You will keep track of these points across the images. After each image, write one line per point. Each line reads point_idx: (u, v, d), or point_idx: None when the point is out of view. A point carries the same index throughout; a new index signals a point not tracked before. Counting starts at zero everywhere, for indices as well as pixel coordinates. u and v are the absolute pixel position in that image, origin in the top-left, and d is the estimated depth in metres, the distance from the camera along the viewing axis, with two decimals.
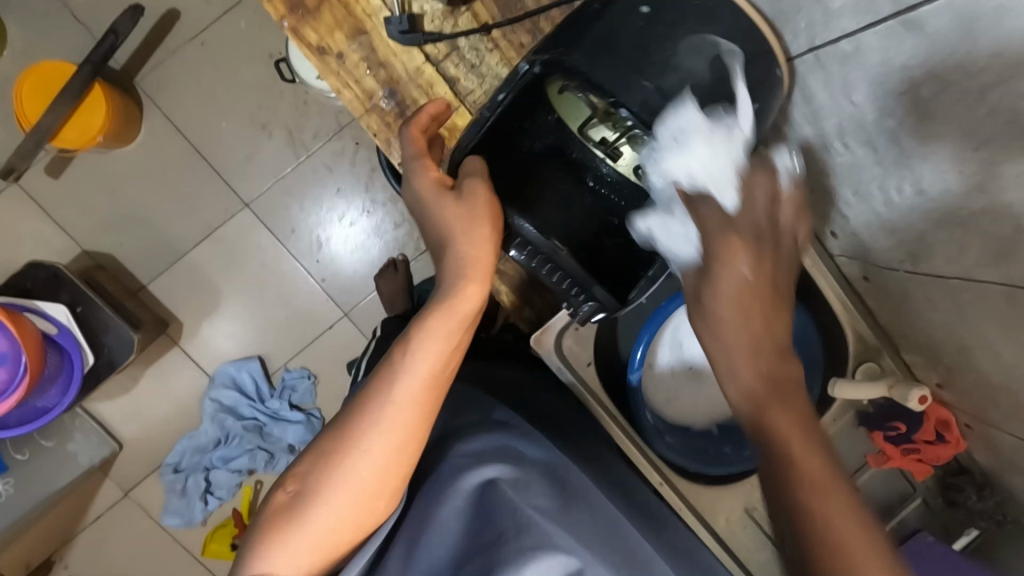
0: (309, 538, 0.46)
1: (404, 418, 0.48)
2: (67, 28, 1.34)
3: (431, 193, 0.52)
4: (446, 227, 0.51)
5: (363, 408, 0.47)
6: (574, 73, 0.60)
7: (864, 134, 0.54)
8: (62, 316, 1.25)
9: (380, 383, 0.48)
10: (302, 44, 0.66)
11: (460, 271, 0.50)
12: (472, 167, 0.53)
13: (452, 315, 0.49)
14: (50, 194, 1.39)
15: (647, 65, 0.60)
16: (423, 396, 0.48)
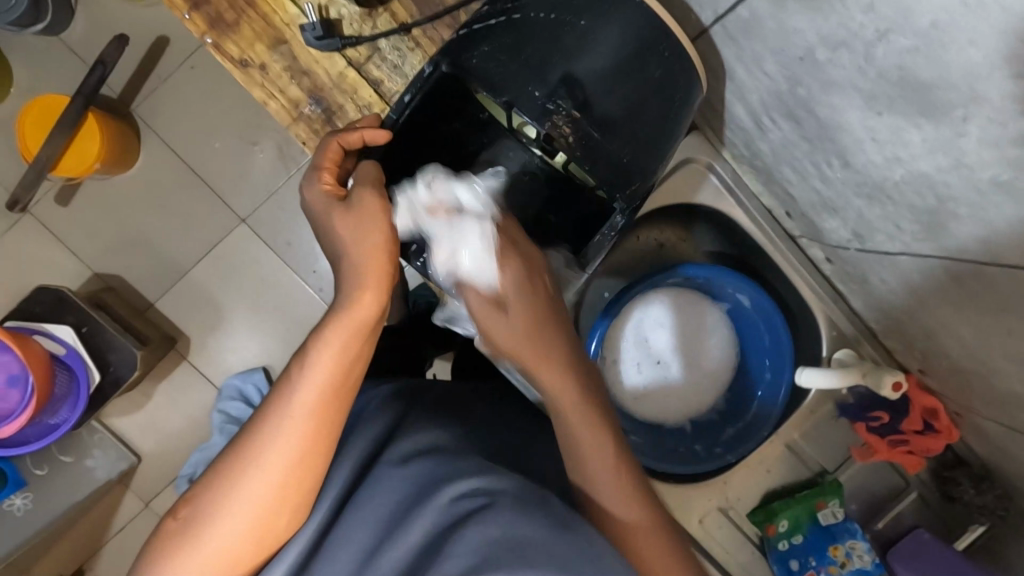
0: (201, 561, 0.43)
1: (302, 431, 0.45)
2: (65, 62, 1.41)
3: (324, 205, 0.52)
4: (339, 236, 0.51)
5: (258, 422, 0.45)
6: (482, 79, 0.54)
7: (783, 107, 0.51)
8: (67, 335, 1.30)
9: (277, 396, 0.46)
10: (224, 59, 0.66)
11: (357, 279, 0.49)
12: (367, 171, 0.52)
13: (349, 322, 0.48)
14: (60, 221, 1.46)
15: (551, 65, 0.54)
16: (324, 407, 0.46)
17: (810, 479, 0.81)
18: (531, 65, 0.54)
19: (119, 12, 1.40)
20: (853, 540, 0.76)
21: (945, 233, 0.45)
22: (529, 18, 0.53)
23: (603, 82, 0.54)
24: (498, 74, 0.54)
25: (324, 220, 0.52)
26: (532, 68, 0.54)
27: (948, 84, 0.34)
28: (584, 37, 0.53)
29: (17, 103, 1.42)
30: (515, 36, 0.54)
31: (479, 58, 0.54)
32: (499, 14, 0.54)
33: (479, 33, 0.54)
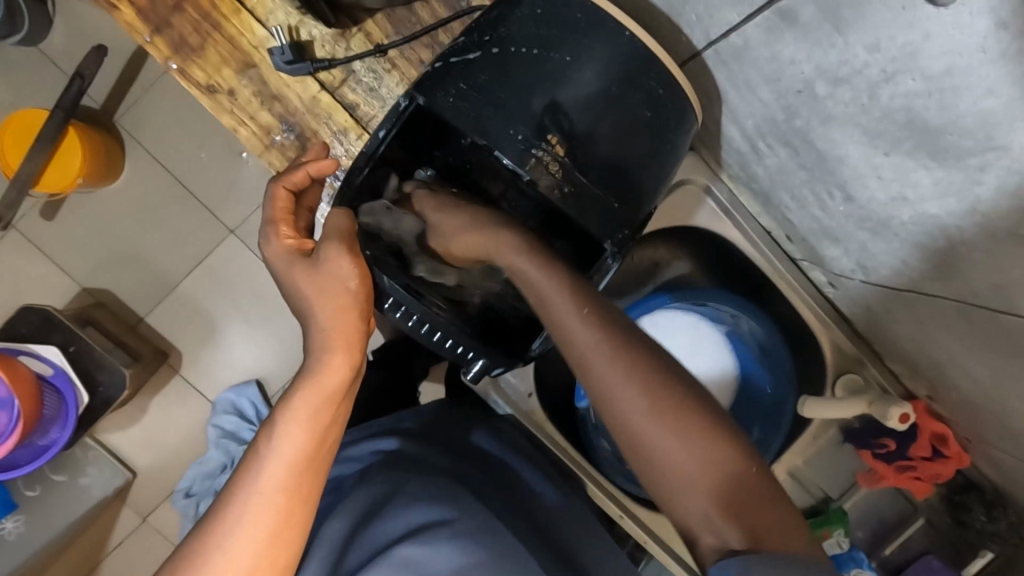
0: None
1: (270, 515, 0.41)
2: (44, 73, 1.37)
3: (284, 265, 0.49)
4: (301, 299, 0.48)
5: (222, 507, 0.42)
6: (459, 117, 0.50)
7: (780, 134, 0.48)
8: (56, 357, 1.27)
9: (242, 476, 0.42)
10: (191, 86, 0.63)
11: (324, 343, 0.46)
12: (339, 222, 0.49)
13: (317, 393, 0.45)
14: (46, 237, 1.43)
15: (535, 96, 0.50)
16: (296, 485, 0.43)
17: (812, 507, 0.78)
18: (510, 102, 0.50)
19: (99, 20, 1.36)
20: (859, 570, 0.73)
21: (955, 275, 0.42)
22: (509, 49, 0.50)
23: (588, 112, 0.50)
24: (475, 112, 0.49)
25: (290, 278, 0.48)
26: (513, 104, 0.50)
27: (960, 131, 0.31)
28: (568, 71, 0.50)
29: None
30: (495, 70, 0.50)
31: (455, 96, 0.50)
32: (478, 48, 0.50)
33: (454, 68, 0.50)
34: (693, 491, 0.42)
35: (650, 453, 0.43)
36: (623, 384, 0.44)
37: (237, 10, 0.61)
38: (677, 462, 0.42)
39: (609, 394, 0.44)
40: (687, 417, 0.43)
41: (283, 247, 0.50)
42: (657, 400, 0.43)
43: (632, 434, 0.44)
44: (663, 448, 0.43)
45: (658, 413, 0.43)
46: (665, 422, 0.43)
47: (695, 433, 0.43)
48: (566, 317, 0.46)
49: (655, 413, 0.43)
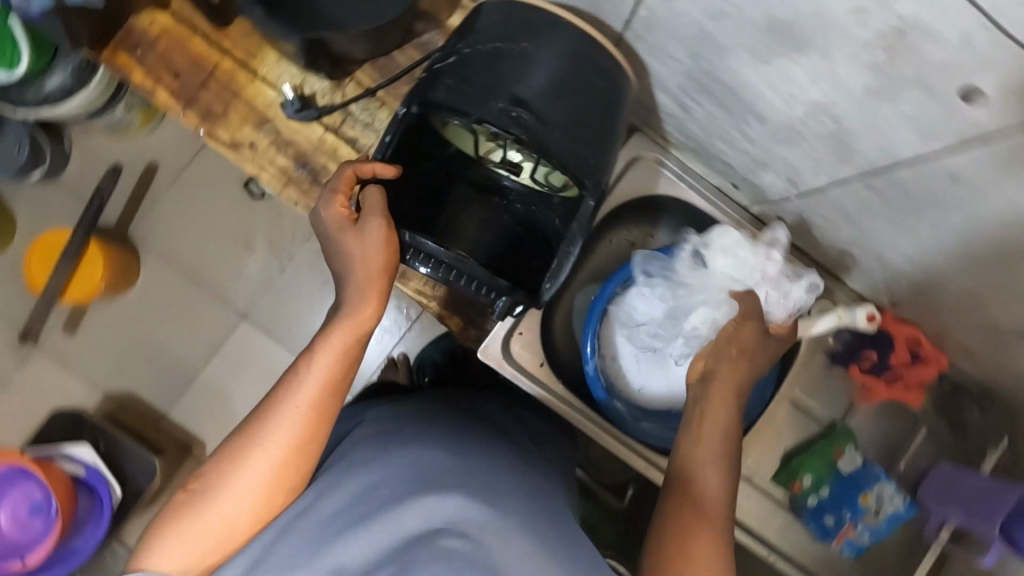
0: (204, 519, 0.55)
1: (298, 420, 0.57)
2: (63, 200, 1.53)
3: (328, 221, 0.61)
4: (347, 253, 0.61)
5: (266, 413, 0.58)
6: (447, 105, 0.60)
7: (696, 84, 0.60)
8: (88, 456, 1.29)
9: (284, 391, 0.58)
10: (218, 144, 0.76)
11: (359, 293, 0.61)
12: (377, 199, 0.61)
13: (350, 328, 0.60)
14: (65, 348, 1.52)
15: (507, 80, 0.60)
16: (319, 402, 0.58)
17: (821, 432, 0.83)
18: (491, 86, 0.60)
19: (109, 147, 1.54)
20: (880, 485, 0.78)
21: (851, 152, 0.53)
22: (478, 51, 0.62)
23: (556, 84, 0.61)
24: (460, 99, 0.60)
25: (327, 234, 0.62)
26: (490, 87, 0.60)
27: (805, 18, 0.43)
28: (522, 66, 0.61)
29: (20, 245, 1.53)
30: (470, 68, 0.61)
31: (443, 92, 0.61)
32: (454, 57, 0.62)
33: (439, 73, 0.62)
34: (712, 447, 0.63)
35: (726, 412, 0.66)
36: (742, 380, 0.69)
37: (252, 80, 0.75)
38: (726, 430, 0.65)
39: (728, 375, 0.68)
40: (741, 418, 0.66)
41: (334, 206, 0.61)
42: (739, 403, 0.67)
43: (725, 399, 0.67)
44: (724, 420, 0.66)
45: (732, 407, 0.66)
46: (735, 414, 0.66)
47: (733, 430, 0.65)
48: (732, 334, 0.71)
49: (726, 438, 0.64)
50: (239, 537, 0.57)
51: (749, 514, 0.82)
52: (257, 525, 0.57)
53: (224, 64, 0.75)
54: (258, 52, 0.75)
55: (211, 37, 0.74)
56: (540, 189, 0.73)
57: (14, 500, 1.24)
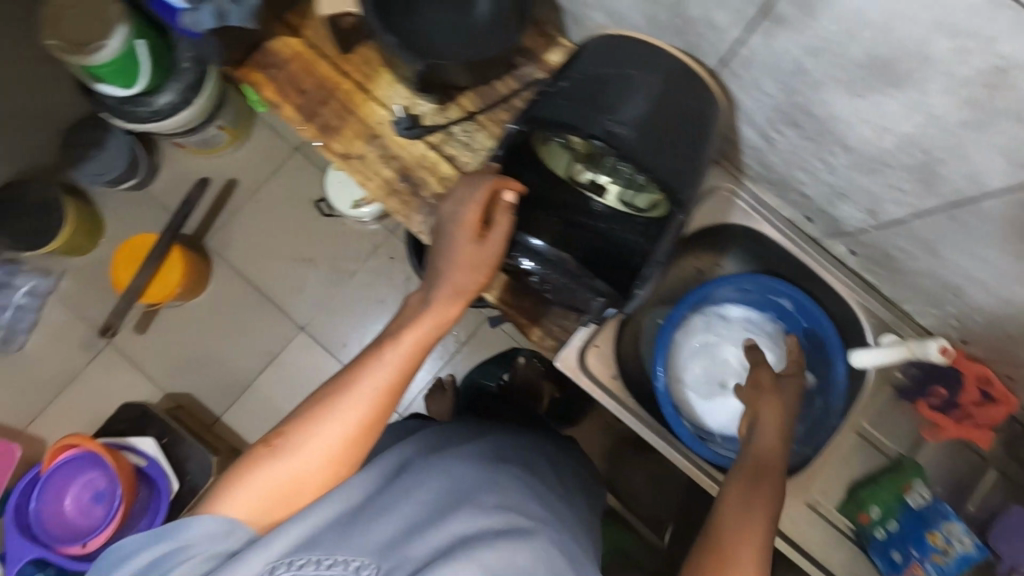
0: (276, 476, 0.61)
1: (374, 399, 0.63)
2: (150, 210, 1.66)
3: (456, 224, 0.71)
4: (461, 257, 0.70)
5: (343, 388, 0.64)
6: (556, 120, 0.65)
7: (785, 116, 0.66)
8: (150, 449, 1.36)
9: (360, 372, 0.64)
10: (331, 155, 0.84)
11: (449, 293, 0.69)
12: (503, 220, 0.70)
13: (429, 324, 0.67)
14: (138, 348, 1.65)
15: (614, 98, 0.65)
16: (391, 387, 0.64)
17: (888, 464, 0.84)
18: (599, 104, 0.65)
19: (197, 164, 1.69)
20: (948, 523, 0.76)
21: (938, 181, 0.57)
22: (587, 74, 0.67)
23: (659, 103, 0.65)
24: (570, 116, 0.65)
25: (448, 233, 0.71)
26: (598, 105, 0.65)
27: (907, 56, 0.48)
28: (619, 97, 0.65)
29: (106, 247, 1.65)
30: (579, 88, 0.66)
31: (553, 109, 0.66)
32: (564, 80, 0.68)
33: (549, 93, 0.68)
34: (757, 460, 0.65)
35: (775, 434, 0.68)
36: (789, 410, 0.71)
37: (366, 100, 0.84)
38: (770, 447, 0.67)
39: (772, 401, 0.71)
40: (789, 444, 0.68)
41: (463, 214, 0.71)
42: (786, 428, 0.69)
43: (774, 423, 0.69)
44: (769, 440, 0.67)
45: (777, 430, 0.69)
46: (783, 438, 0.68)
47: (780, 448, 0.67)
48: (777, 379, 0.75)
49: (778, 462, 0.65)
50: (296, 497, 0.62)
51: (812, 543, 0.82)
52: (320, 490, 0.63)
53: (345, 85, 0.84)
54: (374, 77, 0.84)
55: (334, 62, 0.84)
56: (627, 211, 0.77)
57: (81, 487, 1.30)
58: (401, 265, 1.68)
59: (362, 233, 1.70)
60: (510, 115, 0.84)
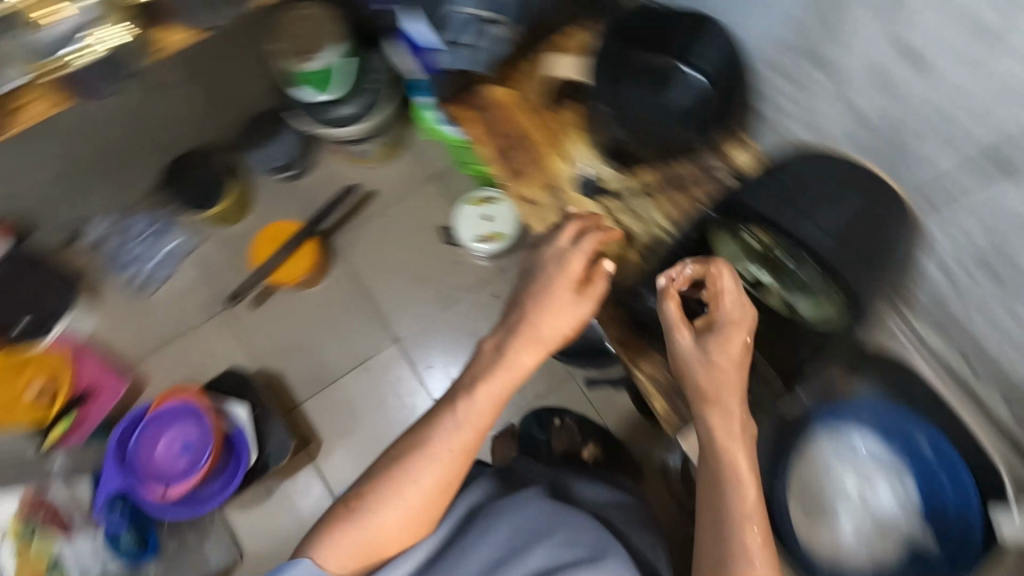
0: (361, 536, 0.70)
1: (450, 460, 0.73)
2: (295, 200, 1.82)
3: (563, 272, 0.80)
4: (547, 302, 0.79)
5: (423, 446, 0.73)
6: (762, 217, 0.72)
7: (978, 258, 0.71)
8: (243, 416, 1.45)
9: (438, 436, 0.74)
10: (513, 197, 0.92)
11: (526, 343, 0.78)
12: (599, 281, 0.81)
13: (506, 379, 0.77)
14: (249, 319, 1.77)
15: (819, 203, 0.70)
16: (466, 446, 0.74)
17: None
18: (807, 207, 0.71)
19: (346, 171, 1.84)
20: None
21: None
22: (794, 176, 0.73)
23: (863, 218, 0.70)
24: (778, 215, 0.71)
25: (543, 291, 0.80)
26: (804, 209, 0.70)
27: None
28: (826, 207, 0.70)
29: (249, 226, 1.81)
30: (784, 191, 0.73)
31: (760, 205, 0.73)
32: (769, 181, 0.75)
33: (757, 188, 0.75)
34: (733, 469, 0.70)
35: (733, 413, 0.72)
36: (735, 366, 0.72)
37: (556, 156, 0.92)
38: (731, 442, 0.71)
39: (723, 359, 0.72)
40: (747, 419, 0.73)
41: (566, 269, 0.80)
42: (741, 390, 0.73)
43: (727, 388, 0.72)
44: (724, 416, 0.72)
45: (737, 408, 0.72)
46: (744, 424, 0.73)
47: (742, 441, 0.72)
48: (731, 342, 0.72)
49: (735, 485, 0.69)
50: (381, 550, 0.71)
51: None
52: (400, 547, 0.72)
53: (539, 136, 0.92)
54: (568, 137, 0.92)
55: (536, 114, 0.92)
56: (787, 313, 0.78)
57: (173, 434, 1.37)
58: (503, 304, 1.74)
59: (474, 266, 1.78)
60: (685, 197, 0.88)
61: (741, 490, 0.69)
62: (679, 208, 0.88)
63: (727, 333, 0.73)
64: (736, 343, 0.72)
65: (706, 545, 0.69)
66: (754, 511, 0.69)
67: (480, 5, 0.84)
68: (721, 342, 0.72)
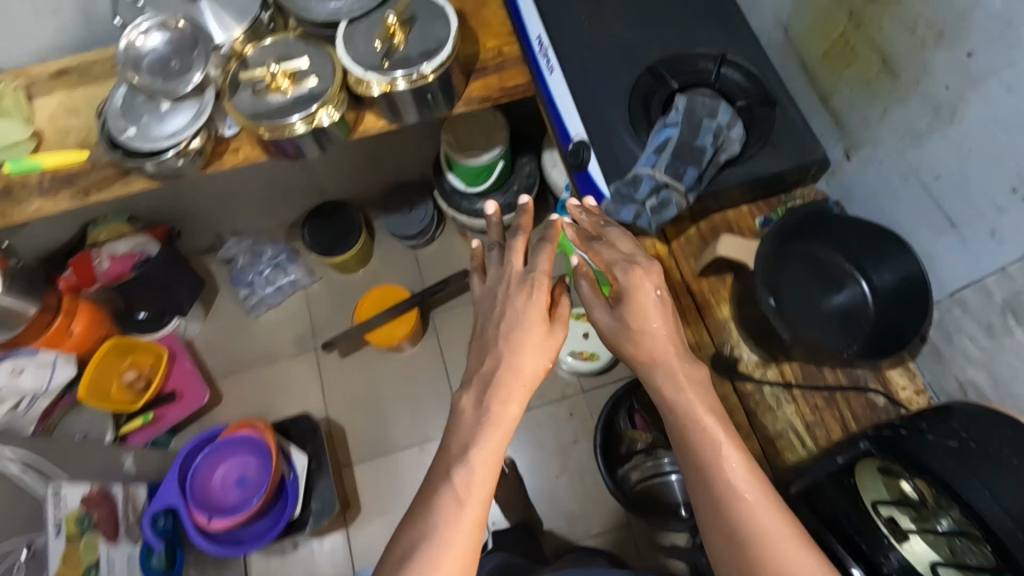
0: None
1: (467, 548, 0.62)
2: (408, 267, 1.91)
3: (531, 304, 0.74)
4: (506, 343, 0.73)
5: (428, 549, 0.60)
6: (932, 469, 0.64)
7: None
8: (300, 465, 1.44)
9: (443, 533, 0.61)
10: None
11: (494, 389, 0.70)
12: (564, 298, 0.77)
13: (494, 434, 0.68)
14: (333, 366, 1.81)
15: (1007, 468, 0.60)
16: (478, 524, 0.63)
17: None
18: (991, 473, 0.61)
19: (463, 255, 1.91)
20: None
21: None
22: (977, 433, 0.64)
23: None
24: (950, 473, 0.63)
25: (518, 328, 0.73)
26: (983, 471, 0.61)
27: None
28: (1011, 480, 0.60)
29: (363, 278, 1.91)
30: (966, 446, 0.64)
31: (930, 455, 0.65)
32: (952, 436, 0.65)
33: (931, 430, 0.67)
34: (703, 439, 0.65)
35: (676, 371, 0.69)
36: (658, 319, 0.71)
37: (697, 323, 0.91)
38: (687, 404, 0.67)
39: (644, 313, 0.71)
40: (693, 373, 0.70)
41: (536, 296, 0.74)
42: (678, 344, 0.71)
43: (659, 351, 0.70)
44: (666, 379, 0.69)
45: (682, 373, 0.69)
46: (695, 383, 0.69)
47: (700, 406, 0.67)
48: (649, 296, 0.71)
49: (711, 447, 0.64)
50: None
51: None
52: None
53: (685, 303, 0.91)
54: (713, 306, 0.91)
55: (687, 280, 0.91)
56: None
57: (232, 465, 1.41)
58: (575, 425, 1.71)
59: (557, 377, 1.76)
60: (826, 404, 0.83)
61: (711, 440, 0.65)
62: (816, 414, 0.83)
63: (643, 285, 0.72)
64: (656, 289, 0.71)
65: (716, 537, 0.62)
66: (738, 459, 0.63)
67: (661, 168, 0.82)
68: (645, 301, 0.71)
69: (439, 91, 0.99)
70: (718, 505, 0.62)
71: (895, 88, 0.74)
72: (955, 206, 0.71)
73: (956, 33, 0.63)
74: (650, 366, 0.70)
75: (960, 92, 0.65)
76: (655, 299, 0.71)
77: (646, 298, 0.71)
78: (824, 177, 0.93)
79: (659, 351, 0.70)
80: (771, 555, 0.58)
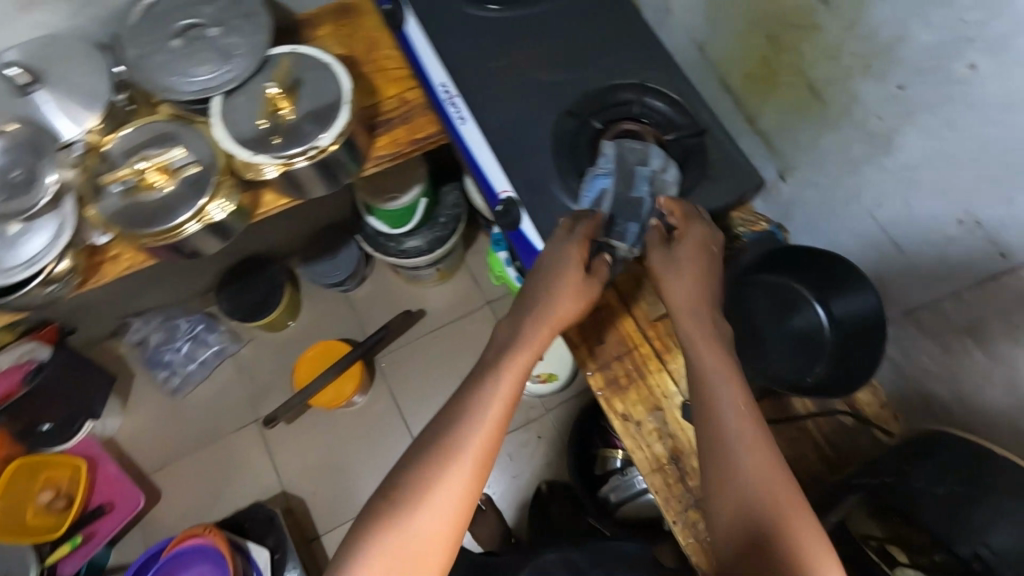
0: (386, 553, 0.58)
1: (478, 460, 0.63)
2: (343, 314, 1.78)
3: (580, 249, 0.72)
4: (552, 279, 0.71)
5: (452, 443, 0.63)
6: (912, 513, 0.65)
7: None
8: (262, 561, 1.32)
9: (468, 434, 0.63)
10: (609, 411, 0.85)
11: (533, 318, 0.70)
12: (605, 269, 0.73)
13: (515, 367, 0.68)
14: (280, 436, 1.68)
15: (982, 510, 0.60)
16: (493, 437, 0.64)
17: None
18: (967, 517, 0.61)
19: (401, 292, 1.80)
20: None
21: None
22: (959, 469, 0.62)
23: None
24: (932, 515, 0.63)
25: (555, 266, 0.72)
26: (961, 514, 0.62)
27: None
28: (987, 524, 0.60)
29: (297, 334, 1.77)
30: (949, 483, 0.63)
31: (909, 502, 0.65)
32: (935, 480, 0.63)
33: (920, 466, 0.65)
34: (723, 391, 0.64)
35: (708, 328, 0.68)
36: (702, 278, 0.71)
37: (659, 370, 0.85)
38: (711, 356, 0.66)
39: (694, 263, 0.71)
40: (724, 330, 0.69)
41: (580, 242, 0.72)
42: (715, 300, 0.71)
43: (696, 304, 0.69)
44: (699, 333, 0.68)
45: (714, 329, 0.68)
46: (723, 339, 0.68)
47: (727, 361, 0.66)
48: (693, 254, 0.72)
49: (728, 397, 0.64)
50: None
51: None
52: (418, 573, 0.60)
53: (645, 350, 0.86)
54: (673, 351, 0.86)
55: (642, 327, 0.87)
56: None
57: None
58: (546, 447, 1.67)
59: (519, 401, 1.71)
60: (799, 436, 0.82)
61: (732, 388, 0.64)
62: (791, 448, 0.82)
63: (695, 240, 0.73)
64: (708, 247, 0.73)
65: (717, 486, 0.61)
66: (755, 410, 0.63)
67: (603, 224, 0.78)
68: (688, 258, 0.72)
69: (347, 159, 0.89)
70: (728, 455, 0.61)
71: (824, 114, 0.70)
72: (901, 233, 0.68)
73: (884, 64, 0.60)
74: (688, 315, 0.69)
75: (893, 122, 0.62)
76: (704, 255, 0.73)
77: (695, 252, 0.72)
78: (760, 197, 0.90)
79: (698, 301, 0.70)
80: (774, 513, 0.57)
